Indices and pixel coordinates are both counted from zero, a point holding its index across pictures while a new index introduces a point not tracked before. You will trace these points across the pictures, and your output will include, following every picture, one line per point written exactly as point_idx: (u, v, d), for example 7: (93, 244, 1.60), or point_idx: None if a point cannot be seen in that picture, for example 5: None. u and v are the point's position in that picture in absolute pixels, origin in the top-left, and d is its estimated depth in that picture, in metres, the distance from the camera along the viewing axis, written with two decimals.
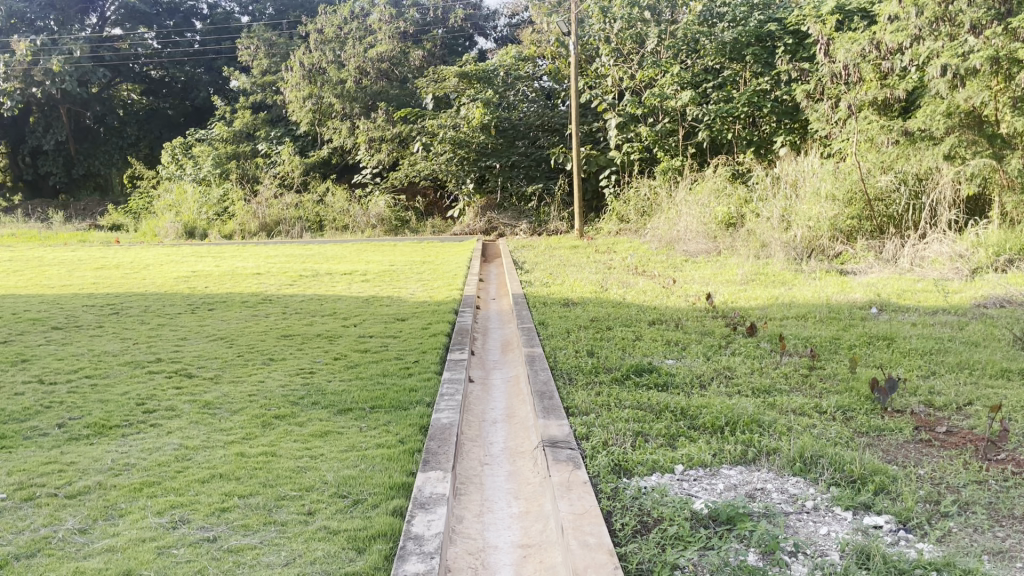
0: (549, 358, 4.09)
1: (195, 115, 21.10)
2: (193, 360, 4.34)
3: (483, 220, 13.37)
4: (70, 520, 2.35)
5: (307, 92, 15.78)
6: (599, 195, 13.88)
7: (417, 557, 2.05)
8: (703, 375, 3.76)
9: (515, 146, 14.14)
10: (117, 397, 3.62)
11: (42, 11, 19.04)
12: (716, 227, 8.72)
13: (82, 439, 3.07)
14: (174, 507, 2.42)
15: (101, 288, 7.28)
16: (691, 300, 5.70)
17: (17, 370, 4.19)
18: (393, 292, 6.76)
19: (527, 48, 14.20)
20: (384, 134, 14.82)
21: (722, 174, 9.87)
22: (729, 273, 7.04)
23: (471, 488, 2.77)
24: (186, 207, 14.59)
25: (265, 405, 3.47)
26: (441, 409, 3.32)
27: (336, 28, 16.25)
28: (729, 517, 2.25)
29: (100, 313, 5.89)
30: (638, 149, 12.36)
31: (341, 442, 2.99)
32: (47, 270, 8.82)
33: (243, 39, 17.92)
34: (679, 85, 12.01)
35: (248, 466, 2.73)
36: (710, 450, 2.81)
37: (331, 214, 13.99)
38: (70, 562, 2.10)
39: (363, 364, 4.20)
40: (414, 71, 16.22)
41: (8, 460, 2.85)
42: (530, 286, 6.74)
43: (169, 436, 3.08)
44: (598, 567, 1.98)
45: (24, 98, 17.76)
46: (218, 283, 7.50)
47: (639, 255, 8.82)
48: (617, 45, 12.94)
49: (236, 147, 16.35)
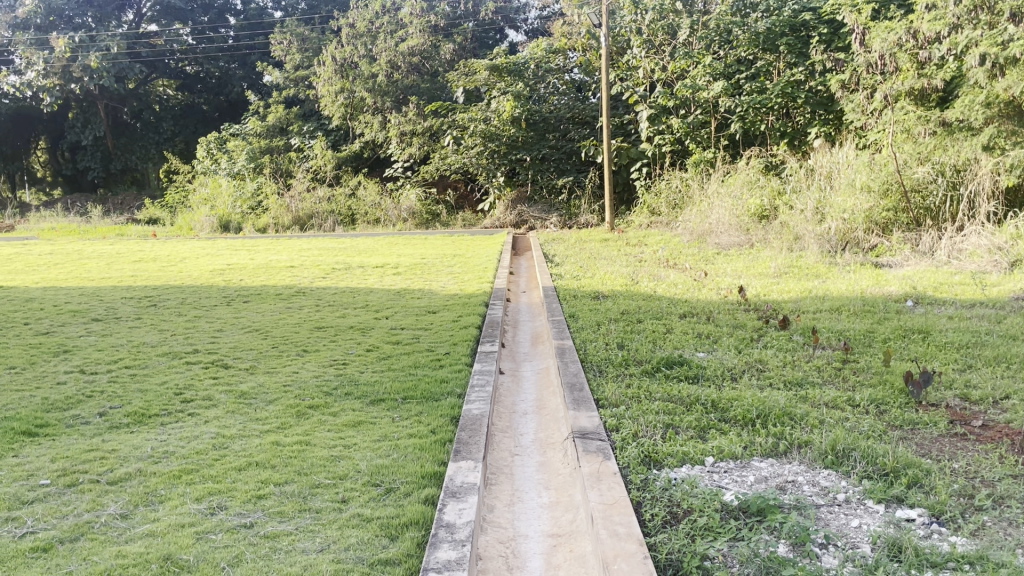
0: (579, 351, 4.11)
1: (229, 111, 21.41)
2: (229, 351, 4.42)
3: (513, 213, 13.50)
4: (112, 505, 2.41)
5: (339, 86, 15.87)
6: (630, 187, 13.86)
7: (449, 544, 2.08)
8: (736, 368, 3.74)
9: (546, 139, 14.08)
10: (156, 387, 3.71)
11: (79, 7, 18.95)
12: (749, 219, 8.70)
13: (123, 427, 3.15)
14: (212, 493, 2.48)
15: (139, 281, 7.42)
16: (723, 293, 5.68)
17: (59, 360, 4.29)
18: (424, 285, 6.83)
19: (558, 40, 14.19)
20: (415, 128, 14.88)
21: (755, 167, 9.82)
22: (761, 265, 6.98)
23: (501, 478, 2.80)
24: (221, 200, 14.79)
25: (299, 396, 3.52)
26: (472, 401, 3.35)
27: (368, 23, 16.50)
28: (760, 509, 2.25)
29: (139, 305, 6.00)
30: (670, 141, 12.30)
31: (374, 432, 3.03)
32: (88, 262, 9.04)
33: (276, 34, 18.04)
34: (711, 76, 11.87)
35: (284, 455, 2.79)
36: (741, 442, 2.81)
37: (363, 207, 14.11)
38: (112, 546, 2.15)
39: (395, 356, 4.24)
40: (444, 65, 16.26)
41: (52, 447, 2.93)
42: (561, 280, 6.74)
43: (206, 425, 3.15)
44: (629, 556, 2.00)
45: (62, 94, 18.15)
46: (253, 276, 7.60)
47: (670, 247, 8.79)
48: (648, 37, 12.76)
49: (269, 142, 16.57)
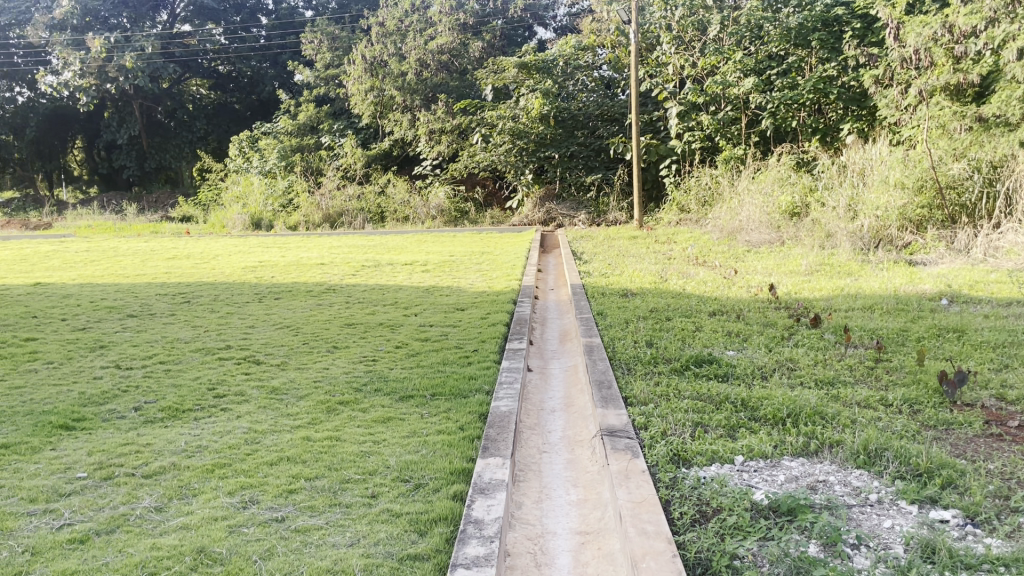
0: (607, 348, 4.10)
1: (261, 109, 21.65)
2: (261, 347, 4.48)
3: (541, 211, 13.43)
4: (147, 498, 2.46)
5: (369, 85, 15.98)
6: (660, 184, 13.80)
7: (477, 540, 2.09)
8: (766, 367, 3.71)
9: (575, 137, 14.08)
10: (189, 382, 3.76)
11: (115, 8, 19.24)
12: (780, 217, 8.61)
13: (158, 422, 3.20)
14: (244, 487, 2.51)
15: (173, 277, 7.53)
16: (753, 291, 5.63)
17: (96, 356, 4.37)
18: (453, 282, 6.85)
19: (587, 37, 14.12)
20: (444, 126, 14.95)
21: (787, 164, 9.73)
22: (792, 263, 6.90)
23: (529, 475, 2.81)
24: (252, 198, 14.95)
25: (330, 392, 3.56)
26: (500, 398, 3.36)
27: (397, 21, 16.56)
28: (790, 509, 2.23)
29: (173, 302, 6.09)
30: (700, 138, 12.21)
31: (403, 428, 3.05)
32: (123, 260, 9.18)
33: (307, 33, 18.17)
34: (741, 72, 11.75)
35: (314, 450, 2.81)
36: (772, 441, 2.79)
37: (392, 205, 14.19)
38: (148, 539, 2.19)
39: (424, 352, 4.26)
40: (473, 63, 16.30)
41: (89, 441, 2.99)
42: (589, 277, 6.73)
43: (239, 420, 3.19)
44: (657, 554, 1.99)
45: (98, 94, 18.44)
46: (284, 273, 7.68)
47: (699, 245, 8.74)
48: (678, 33, 12.69)
49: (300, 140, 16.71)
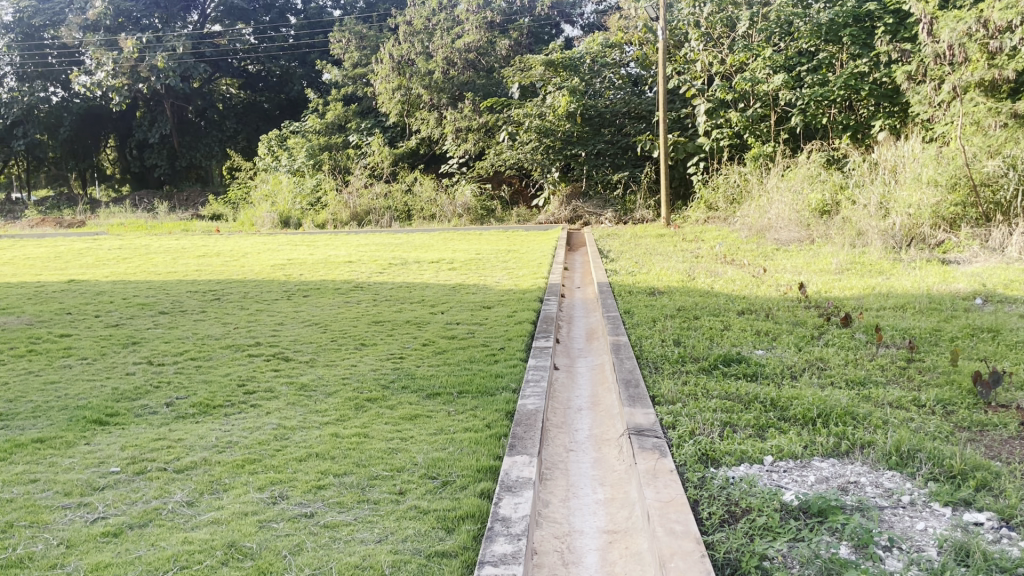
0: (634, 347, 4.09)
1: (290, 108, 21.84)
2: (290, 344, 4.52)
3: (567, 208, 13.39)
4: (178, 493, 2.49)
5: (396, 84, 16.04)
6: (687, 182, 13.73)
7: (505, 538, 2.09)
8: (795, 366, 3.67)
9: (602, 134, 14.03)
10: (219, 378, 3.81)
11: (147, 9, 19.54)
12: (810, 215, 8.52)
13: (189, 417, 3.24)
14: (274, 483, 2.53)
15: (204, 275, 7.63)
16: (782, 289, 5.58)
17: (129, 352, 4.44)
18: (479, 280, 6.86)
19: (615, 34, 14.08)
20: (471, 124, 14.98)
21: (816, 161, 9.63)
22: (822, 262, 6.83)
23: (556, 473, 2.81)
24: (281, 196, 15.08)
25: (358, 389, 3.58)
26: (527, 396, 3.36)
27: (424, 20, 16.62)
28: (821, 510, 2.21)
29: (204, 299, 6.16)
30: (729, 135, 12.12)
31: (430, 425, 3.07)
32: (155, 257, 9.31)
33: (335, 32, 18.28)
34: (771, 69, 11.63)
35: (342, 446, 2.84)
36: (802, 441, 2.76)
37: (419, 203, 14.23)
38: (179, 533, 2.22)
39: (450, 350, 4.27)
40: (500, 61, 16.29)
41: (122, 436, 3.04)
42: (616, 276, 6.70)
43: (268, 416, 3.22)
44: (686, 554, 1.98)
45: (131, 93, 18.70)
46: (313, 271, 7.75)
47: (728, 243, 8.68)
48: (707, 30, 12.62)
49: (328, 139, 16.82)
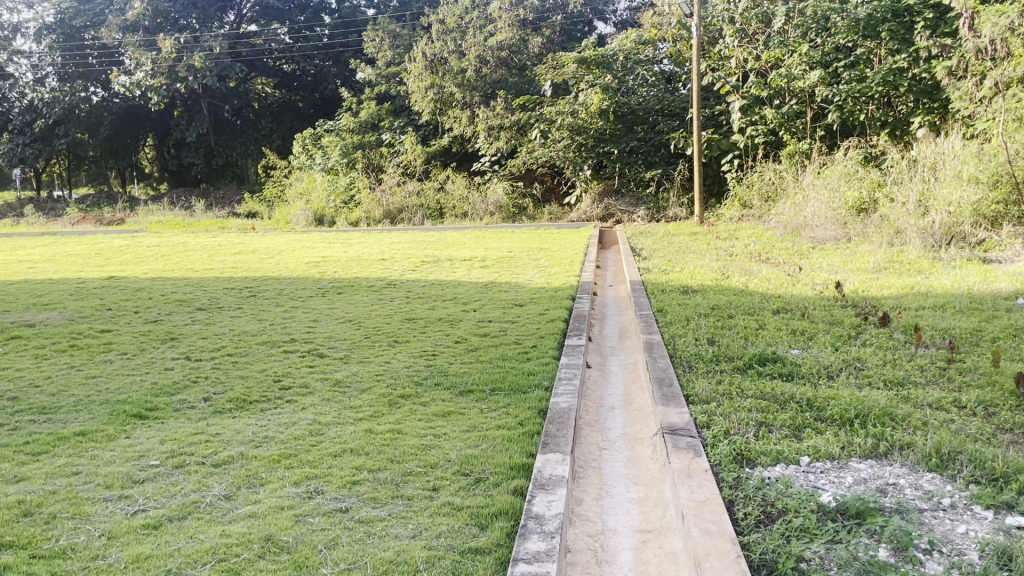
0: (667, 345, 4.06)
1: (324, 107, 22.03)
2: (324, 340, 4.56)
3: (599, 206, 13.37)
4: (216, 487, 2.52)
5: (429, 82, 16.09)
6: (721, 179, 13.62)
7: (538, 535, 2.09)
8: (833, 366, 3.62)
9: (635, 132, 13.94)
10: (256, 374, 3.86)
11: (185, 10, 19.84)
12: (847, 213, 8.40)
13: (226, 412, 3.29)
14: (309, 478, 2.56)
15: (240, 272, 7.72)
16: (819, 288, 5.51)
17: (168, 347, 4.50)
18: (511, 278, 6.86)
19: (648, 31, 14.03)
20: (503, 122, 14.99)
21: (854, 158, 9.49)
22: (860, 260, 6.74)
23: (589, 472, 2.80)
24: (316, 194, 15.21)
25: (391, 385, 3.61)
26: (559, 394, 3.36)
27: (457, 18, 16.68)
28: (859, 512, 2.18)
29: (240, 295, 6.24)
30: (764, 132, 12.00)
31: (463, 422, 3.08)
32: (193, 254, 9.44)
33: (369, 31, 18.39)
34: (807, 65, 11.49)
35: (377, 442, 2.86)
36: (839, 442, 2.72)
37: (451, 201, 14.26)
38: (218, 526, 2.25)
39: (483, 348, 4.29)
40: (533, 58, 16.27)
41: (161, 430, 3.09)
42: (649, 274, 6.67)
43: (304, 412, 3.25)
44: (721, 555, 1.97)
45: (169, 93, 18.98)
46: (346, 269, 7.81)
47: (762, 241, 8.60)
48: (742, 26, 12.51)
49: (361, 138, 16.94)
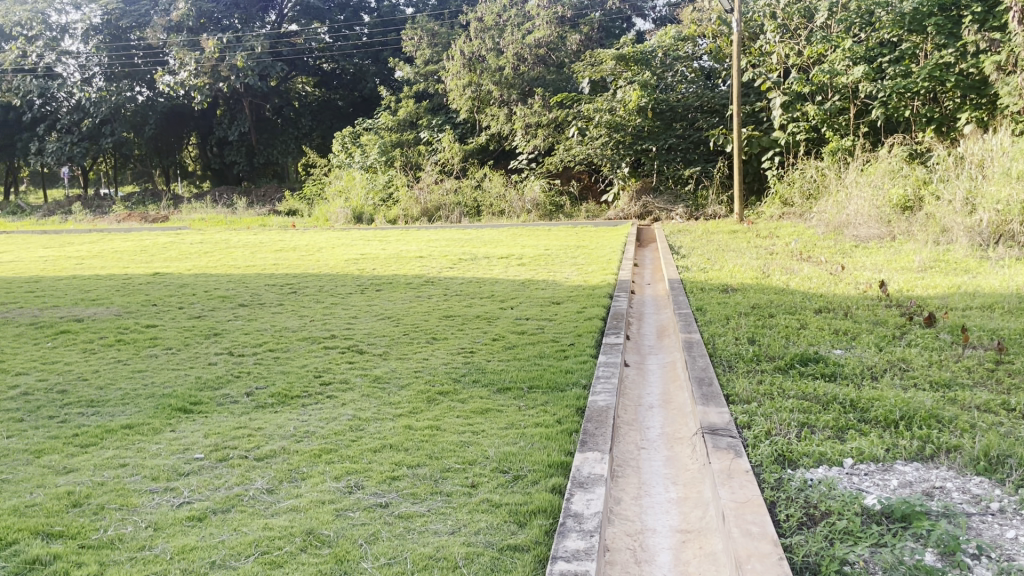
0: (707, 345, 4.03)
1: (363, 106, 22.21)
2: (364, 337, 4.60)
3: (637, 204, 13.28)
4: (259, 480, 2.56)
5: (467, 80, 16.10)
6: (761, 177, 13.47)
7: (577, 534, 2.09)
8: (877, 367, 3.56)
9: (673, 129, 13.86)
10: (297, 369, 3.91)
11: (228, 10, 20.10)
12: (891, 211, 8.24)
13: (268, 407, 3.34)
14: (350, 473, 2.59)
15: (281, 269, 7.83)
16: (862, 288, 5.42)
17: (211, 343, 4.58)
18: (549, 276, 6.86)
19: (688, 27, 13.97)
20: (540, 119, 14.96)
21: (899, 155, 9.33)
22: (904, 259, 6.62)
23: (627, 471, 2.79)
24: (354, 192, 15.35)
25: (430, 381, 3.63)
26: (598, 392, 3.35)
27: (496, 16, 16.73)
28: (904, 515, 2.14)
29: (281, 292, 6.32)
30: (805, 129, 11.85)
31: (501, 420, 3.08)
32: (234, 251, 9.59)
33: (407, 30, 18.49)
34: (851, 60, 11.28)
35: (416, 438, 2.88)
36: (883, 444, 2.67)
37: (488, 199, 14.28)
38: (260, 519, 2.29)
39: (521, 345, 4.29)
40: (571, 56, 16.24)
41: (205, 424, 3.14)
42: (687, 272, 6.62)
43: (344, 407, 3.29)
44: (763, 556, 1.95)
45: (212, 92, 19.27)
46: (385, 266, 7.88)
47: (804, 239, 8.48)
48: (783, 21, 12.37)
49: (400, 136, 17.07)
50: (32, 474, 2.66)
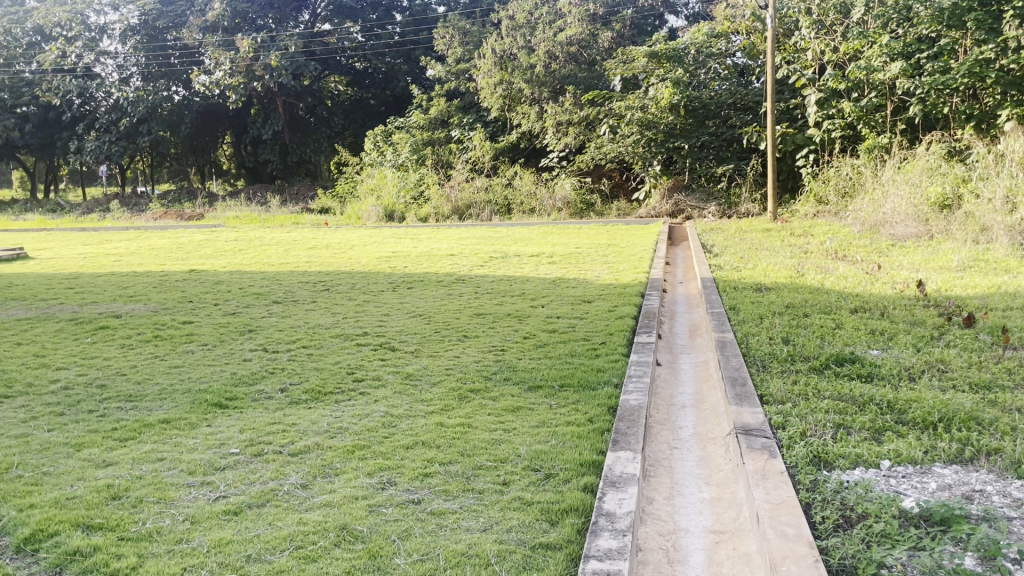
0: (740, 344, 3.99)
1: (395, 104, 22.31)
2: (396, 334, 4.63)
3: (669, 202, 13.17)
4: (293, 475, 2.59)
5: (498, 79, 16.10)
6: (795, 174, 13.32)
7: (609, 533, 2.08)
8: (914, 368, 3.51)
9: (705, 126, 13.77)
10: (330, 366, 3.94)
11: (262, 10, 20.27)
12: (929, 210, 8.09)
13: (302, 403, 3.37)
14: (383, 469, 2.60)
15: (314, 266, 7.91)
16: (899, 287, 5.32)
17: (246, 339, 4.63)
18: (579, 274, 6.84)
19: (721, 24, 13.86)
20: (571, 117, 14.90)
21: (937, 153, 9.17)
22: (942, 258, 6.50)
23: (659, 471, 2.77)
24: (386, 190, 15.44)
25: (461, 379, 3.65)
26: (630, 391, 3.33)
27: (527, 14, 16.74)
28: (944, 518, 2.10)
29: (314, 289, 6.38)
30: (841, 126, 11.67)
31: (532, 418, 3.08)
32: (268, 249, 9.71)
33: (439, 28, 18.50)
34: (888, 56, 11.03)
35: (448, 435, 2.89)
36: (921, 446, 2.63)
37: (518, 197, 14.29)
38: (295, 514, 2.31)
39: (552, 344, 4.28)
40: (602, 53, 16.19)
41: (241, 419, 3.18)
42: (720, 271, 6.56)
43: (376, 404, 3.31)
44: (798, 558, 1.93)
45: (246, 91, 19.46)
46: (416, 264, 7.92)
47: (839, 238, 8.34)
48: (819, 17, 12.19)
49: (431, 134, 17.15)
50: (73, 467, 2.71)
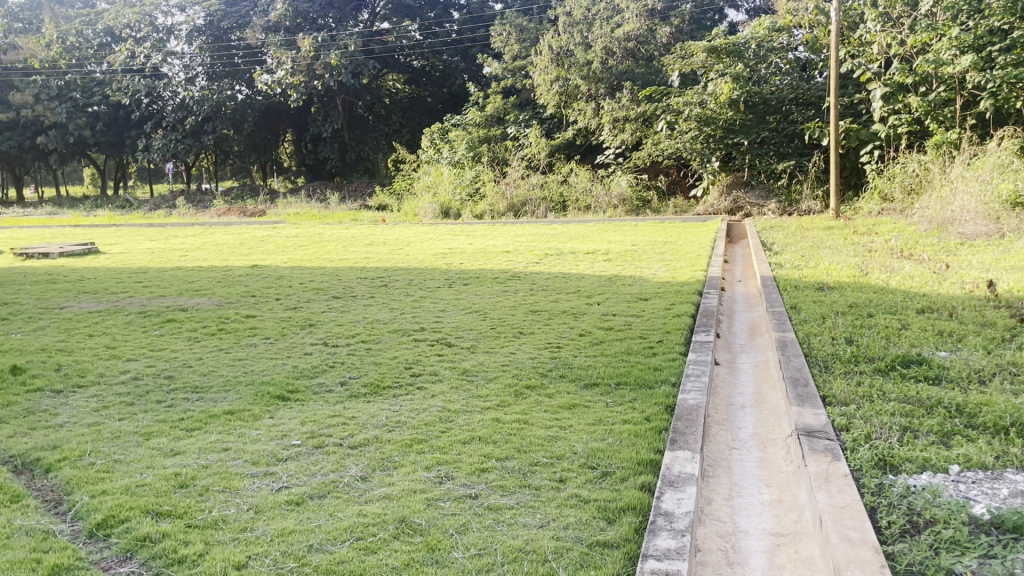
0: (802, 344, 3.92)
1: (452, 102, 22.46)
2: (452, 330, 4.66)
3: (727, 199, 12.85)
4: (353, 468, 2.63)
5: (554, 75, 16.12)
6: (859, 171, 13.02)
7: (667, 532, 2.07)
8: (984, 370, 3.39)
9: (766, 122, 13.52)
10: (388, 360, 3.99)
11: (323, 10, 20.48)
12: (1000, 208, 7.81)
13: (361, 396, 3.42)
14: (440, 463, 2.63)
15: (373, 262, 8.03)
16: (968, 288, 5.16)
17: (307, 333, 4.72)
18: (636, 272, 6.79)
19: (783, 18, 13.62)
20: (628, 114, 14.78)
21: (1008, 148, 8.89)
22: (1015, 258, 6.25)
23: (718, 471, 2.74)
24: (442, 187, 15.56)
25: (517, 375, 3.66)
26: (688, 390, 3.29)
27: (584, 10, 16.79)
28: (1017, 526, 2.03)
29: (372, 285, 6.47)
30: (908, 121, 11.35)
31: (589, 415, 3.07)
32: (327, 245, 9.87)
33: (496, 25, 18.53)
34: (958, 49, 10.67)
35: (504, 431, 2.90)
36: (992, 451, 2.55)
37: (574, 194, 14.25)
38: (355, 505, 2.35)
39: (608, 341, 4.26)
40: (660, 49, 16.06)
41: (302, 412, 3.24)
42: (781, 269, 6.44)
43: (434, 398, 3.34)
44: (863, 563, 1.88)
45: (306, 90, 19.74)
46: (472, 260, 7.97)
47: (905, 237, 8.08)
48: (886, 9, 11.85)
49: (487, 131, 17.28)
50: (142, 456, 2.80)
